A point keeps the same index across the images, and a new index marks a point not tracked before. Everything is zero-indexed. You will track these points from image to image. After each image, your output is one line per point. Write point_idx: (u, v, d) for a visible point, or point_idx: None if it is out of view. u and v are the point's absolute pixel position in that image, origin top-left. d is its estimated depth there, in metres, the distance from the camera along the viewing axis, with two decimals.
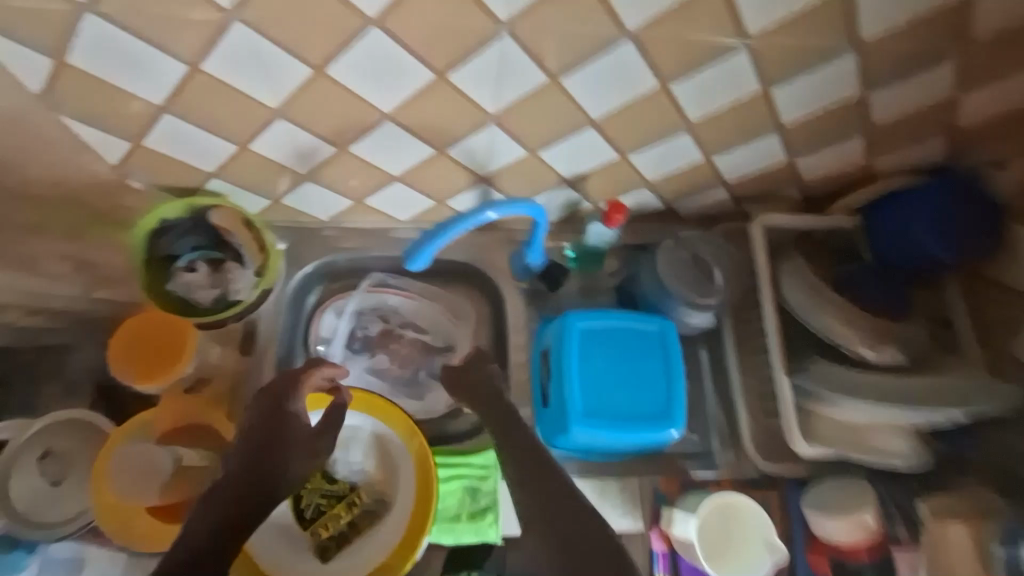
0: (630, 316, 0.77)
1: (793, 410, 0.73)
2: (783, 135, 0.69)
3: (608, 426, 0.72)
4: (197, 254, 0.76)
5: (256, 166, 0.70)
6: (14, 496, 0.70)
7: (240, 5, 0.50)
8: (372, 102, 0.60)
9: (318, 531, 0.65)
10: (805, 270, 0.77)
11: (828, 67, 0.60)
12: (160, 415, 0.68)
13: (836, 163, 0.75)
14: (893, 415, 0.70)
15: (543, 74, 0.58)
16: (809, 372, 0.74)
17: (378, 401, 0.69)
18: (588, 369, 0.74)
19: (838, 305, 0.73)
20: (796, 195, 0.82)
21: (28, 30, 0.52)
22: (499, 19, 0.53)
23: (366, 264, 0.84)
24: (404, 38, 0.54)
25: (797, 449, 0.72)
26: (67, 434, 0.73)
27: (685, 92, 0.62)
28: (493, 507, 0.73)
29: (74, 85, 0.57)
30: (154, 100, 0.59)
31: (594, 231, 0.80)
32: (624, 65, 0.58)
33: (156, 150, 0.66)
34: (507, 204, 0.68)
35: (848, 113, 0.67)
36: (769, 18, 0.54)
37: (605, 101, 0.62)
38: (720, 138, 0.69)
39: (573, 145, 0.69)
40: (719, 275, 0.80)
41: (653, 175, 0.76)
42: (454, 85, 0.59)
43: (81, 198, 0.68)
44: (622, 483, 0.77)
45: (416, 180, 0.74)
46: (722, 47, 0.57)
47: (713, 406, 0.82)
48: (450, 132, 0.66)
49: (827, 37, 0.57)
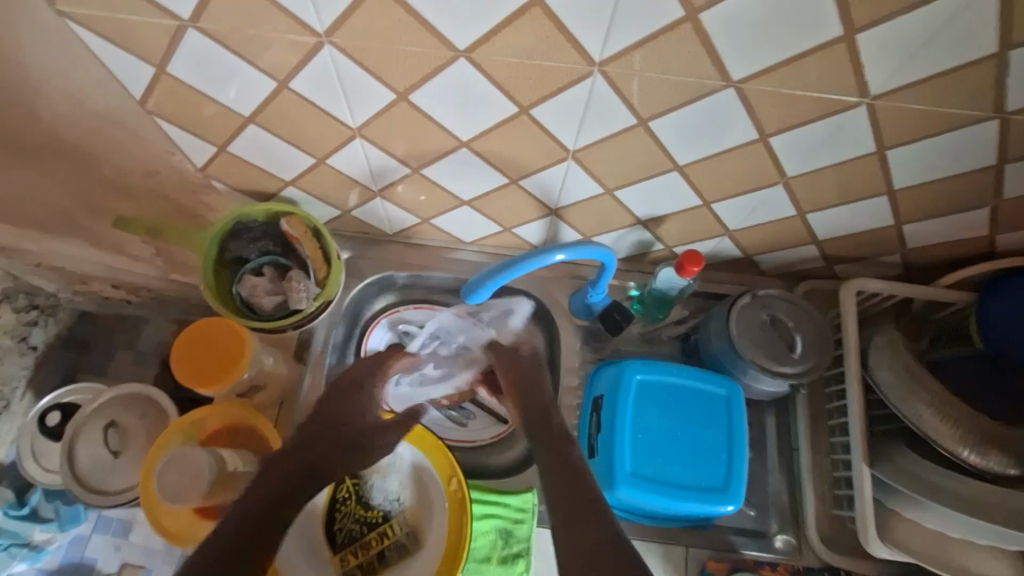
0: (697, 375, 0.73)
1: (871, 506, 0.67)
2: (893, 198, 0.62)
3: (657, 492, 0.68)
4: (265, 259, 0.78)
5: (330, 178, 0.71)
6: (81, 460, 0.81)
7: (332, 31, 0.49)
8: (451, 130, 0.59)
9: (346, 558, 0.66)
10: (902, 347, 0.68)
11: (961, 134, 0.53)
12: (209, 415, 0.70)
13: (954, 233, 0.66)
14: (993, 536, 0.61)
15: (631, 117, 0.55)
16: (893, 467, 0.66)
17: (420, 431, 0.68)
18: (642, 426, 0.70)
19: (937, 394, 0.63)
20: (898, 262, 0.74)
21: (132, 43, 0.54)
22: (593, 60, 0.49)
23: (424, 282, 0.84)
24: (490, 71, 0.51)
25: (872, 550, 0.66)
26: (129, 409, 0.84)
27: (785, 146, 0.56)
28: (524, 555, 0.70)
29: (170, 91, 0.59)
30: (241, 112, 0.61)
31: (664, 275, 0.75)
32: (722, 114, 0.53)
33: (238, 154, 0.68)
34: (578, 247, 0.65)
35: (975, 186, 0.59)
36: (901, 78, 0.48)
37: (695, 148, 0.58)
38: (816, 197, 0.63)
39: (652, 188, 0.65)
40: (801, 344, 0.73)
41: (737, 226, 0.70)
42: (536, 121, 0.57)
43: (168, 192, 0.72)
44: (662, 549, 0.73)
45: (484, 207, 0.72)
46: (838, 104, 0.51)
47: (775, 480, 0.78)
48: (525, 164, 0.64)
49: (973, 102, 0.49)
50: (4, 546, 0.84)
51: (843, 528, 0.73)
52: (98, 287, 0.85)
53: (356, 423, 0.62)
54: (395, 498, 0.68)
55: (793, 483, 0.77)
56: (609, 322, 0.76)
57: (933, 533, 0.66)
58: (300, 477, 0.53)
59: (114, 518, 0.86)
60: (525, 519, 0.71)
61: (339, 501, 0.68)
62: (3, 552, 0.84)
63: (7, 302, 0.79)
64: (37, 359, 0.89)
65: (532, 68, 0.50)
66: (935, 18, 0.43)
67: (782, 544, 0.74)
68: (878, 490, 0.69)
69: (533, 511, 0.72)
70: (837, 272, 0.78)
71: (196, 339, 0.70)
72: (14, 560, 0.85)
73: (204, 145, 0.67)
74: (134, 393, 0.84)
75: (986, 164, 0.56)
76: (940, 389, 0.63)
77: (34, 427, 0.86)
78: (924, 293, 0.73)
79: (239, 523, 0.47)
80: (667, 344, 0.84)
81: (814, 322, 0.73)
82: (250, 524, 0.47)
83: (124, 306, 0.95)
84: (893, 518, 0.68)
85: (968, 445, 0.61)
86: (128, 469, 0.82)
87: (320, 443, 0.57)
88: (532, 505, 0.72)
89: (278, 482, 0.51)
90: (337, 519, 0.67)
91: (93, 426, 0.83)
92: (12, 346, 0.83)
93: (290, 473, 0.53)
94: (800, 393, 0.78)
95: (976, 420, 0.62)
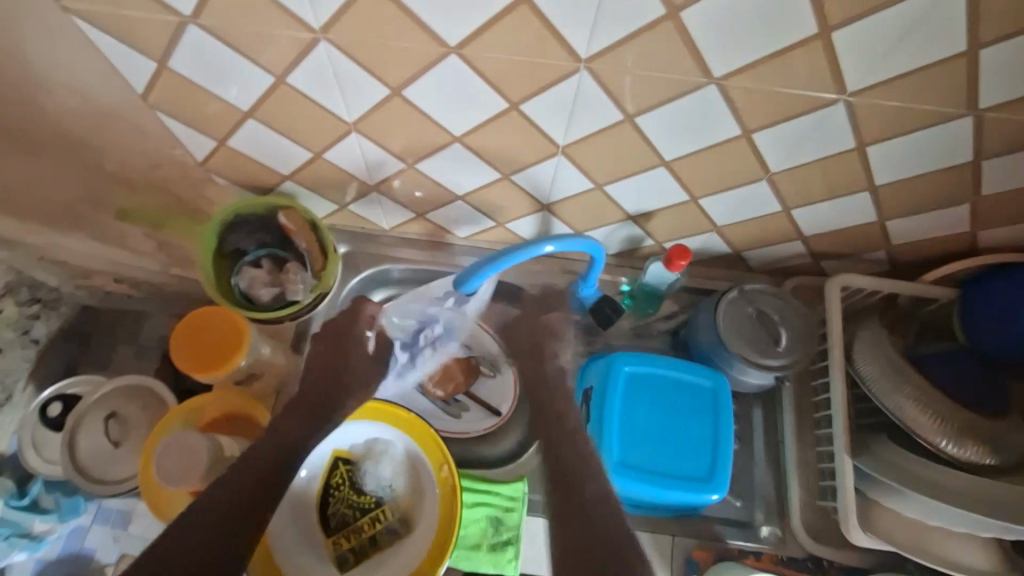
0: (685, 367, 0.74)
1: (852, 495, 0.68)
2: (875, 194, 0.63)
3: (643, 481, 0.70)
4: (263, 251, 0.79)
5: (327, 173, 0.72)
6: (82, 449, 0.82)
7: (328, 27, 0.51)
8: (444, 126, 0.61)
9: (340, 541, 0.68)
10: (885, 341, 0.70)
11: (938, 131, 0.54)
12: (207, 402, 0.72)
13: (936, 229, 0.68)
14: (972, 524, 0.63)
15: (618, 113, 0.57)
16: (875, 458, 0.68)
17: (411, 419, 0.70)
18: (630, 417, 0.72)
19: (920, 387, 0.65)
20: (883, 258, 0.75)
21: (134, 38, 0.56)
22: (580, 57, 0.51)
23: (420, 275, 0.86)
24: (480, 67, 0.53)
25: (852, 538, 0.67)
26: (129, 399, 0.86)
27: (768, 141, 0.58)
28: (514, 542, 0.72)
29: (171, 86, 0.61)
30: (240, 106, 0.63)
31: (654, 270, 0.77)
32: (705, 111, 0.55)
33: (237, 148, 0.70)
34: (567, 239, 0.66)
35: (954, 181, 0.60)
36: (878, 75, 0.49)
37: (681, 144, 0.60)
38: (801, 193, 0.65)
39: (640, 183, 0.67)
40: (786, 337, 0.75)
41: (724, 222, 0.72)
42: (527, 117, 0.58)
43: (169, 186, 0.74)
44: (650, 537, 0.75)
45: (478, 201, 0.74)
46: (818, 101, 0.52)
47: (762, 472, 0.79)
48: (516, 159, 0.65)
49: (949, 98, 0.50)
50: (6, 535, 0.85)
51: (827, 519, 0.74)
52: (100, 280, 0.88)
53: (330, 392, 0.69)
54: (387, 485, 0.69)
55: (779, 475, 0.78)
56: (599, 314, 0.78)
57: (913, 521, 0.68)
58: (262, 476, 0.61)
59: (113, 510, 0.89)
60: (516, 507, 0.73)
61: (333, 487, 0.69)
62: (5, 542, 0.85)
63: (9, 295, 0.81)
64: (39, 352, 0.91)
65: (520, 65, 0.52)
66: (907, 17, 0.44)
67: (767, 535, 0.75)
68: (860, 480, 0.71)
69: (522, 500, 0.73)
70: (824, 268, 0.80)
71: (197, 327, 0.71)
72: (15, 550, 0.86)
73: (204, 139, 0.69)
74: (135, 383, 0.86)
75: (964, 160, 0.57)
76: (921, 382, 0.65)
77: (36, 418, 0.89)
78: (909, 289, 0.74)
79: (204, 530, 0.56)
80: (657, 338, 0.85)
81: (799, 316, 0.75)
82: (215, 528, 0.56)
83: (125, 300, 0.97)
84: (875, 507, 0.70)
85: (947, 436, 0.63)
86: (127, 458, 0.83)
87: (284, 441, 0.64)
88: (523, 494, 0.73)
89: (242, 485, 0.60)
90: (330, 503, 0.69)
91: (95, 417, 0.84)
92: (14, 339, 0.85)
93: (255, 474, 0.61)
94: (786, 385, 0.80)
95: (954, 411, 0.63)
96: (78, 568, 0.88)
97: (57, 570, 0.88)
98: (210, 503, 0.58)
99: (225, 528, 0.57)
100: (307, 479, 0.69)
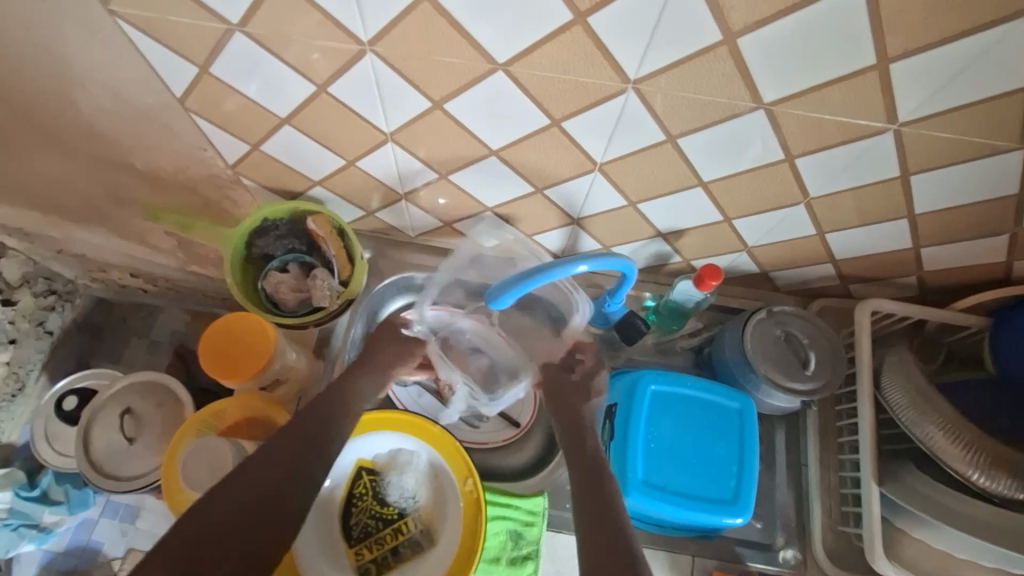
0: (712, 387, 0.74)
1: (879, 525, 0.67)
2: (914, 222, 0.63)
3: (667, 502, 0.69)
4: (291, 256, 0.79)
5: (358, 181, 0.72)
6: (97, 446, 0.82)
7: (376, 40, 0.50)
8: (482, 139, 0.60)
9: (362, 552, 0.67)
10: (913, 366, 0.69)
11: (990, 163, 0.53)
12: (229, 407, 0.72)
13: (974, 258, 0.67)
14: (1000, 557, 0.62)
15: (661, 134, 0.56)
16: (903, 487, 0.67)
17: (439, 431, 0.69)
18: (654, 436, 0.72)
19: (948, 415, 0.64)
20: (913, 284, 0.75)
21: (176, 42, 0.55)
22: (628, 77, 0.50)
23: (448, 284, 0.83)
24: (526, 84, 0.52)
25: (877, 567, 0.67)
26: (145, 396, 0.85)
27: (811, 167, 0.57)
28: (533, 557, 0.72)
29: (210, 91, 0.61)
30: (278, 114, 0.62)
31: (681, 288, 0.76)
32: (746, 134, 0.54)
33: (270, 154, 0.70)
34: (600, 258, 0.64)
35: (995, 214, 0.59)
36: (932, 107, 0.49)
37: (719, 167, 0.59)
38: (836, 217, 0.64)
39: (675, 202, 0.66)
40: (814, 360, 0.74)
41: (756, 242, 0.71)
42: (567, 134, 0.58)
43: (197, 187, 0.73)
44: (669, 556, 0.76)
45: (507, 214, 0.74)
46: (866, 129, 0.52)
47: (784, 494, 0.78)
48: (552, 174, 0.65)
49: (1001, 132, 0.50)
50: (14, 526, 0.85)
51: (848, 545, 0.74)
52: (117, 274, 0.88)
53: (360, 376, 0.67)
54: (410, 496, 0.69)
55: (801, 498, 0.78)
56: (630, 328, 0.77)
57: (937, 551, 0.68)
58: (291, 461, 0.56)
59: (121, 503, 0.90)
60: (535, 522, 0.72)
61: (356, 497, 0.69)
62: (13, 532, 0.85)
63: (26, 286, 0.86)
64: (54, 344, 0.92)
65: (567, 83, 0.51)
66: (972, 50, 0.43)
67: (787, 559, 0.75)
68: (886, 508, 0.71)
69: (543, 515, 0.73)
70: (852, 291, 0.79)
71: (225, 329, 0.72)
72: (23, 540, 0.86)
73: (236, 142, 0.68)
74: (151, 380, 0.86)
75: (1009, 192, 0.56)
76: (952, 411, 0.64)
77: (50, 410, 0.89)
78: (937, 317, 0.73)
79: (209, 525, 0.49)
80: (680, 355, 0.85)
81: (828, 339, 0.74)
82: (215, 529, 0.49)
83: (139, 294, 0.97)
84: (901, 537, 0.69)
85: (978, 468, 0.61)
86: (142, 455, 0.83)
87: (308, 439, 0.58)
88: (543, 509, 0.73)
89: (260, 482, 0.53)
90: (353, 513, 0.68)
91: (110, 413, 0.84)
92: (28, 330, 0.88)
93: (272, 470, 0.54)
94: (810, 409, 0.79)
95: (987, 442, 0.62)
96: (83, 561, 0.89)
97: (62, 562, 0.88)
98: (220, 499, 0.51)
99: (234, 529, 0.50)
100: (331, 487, 0.69)
